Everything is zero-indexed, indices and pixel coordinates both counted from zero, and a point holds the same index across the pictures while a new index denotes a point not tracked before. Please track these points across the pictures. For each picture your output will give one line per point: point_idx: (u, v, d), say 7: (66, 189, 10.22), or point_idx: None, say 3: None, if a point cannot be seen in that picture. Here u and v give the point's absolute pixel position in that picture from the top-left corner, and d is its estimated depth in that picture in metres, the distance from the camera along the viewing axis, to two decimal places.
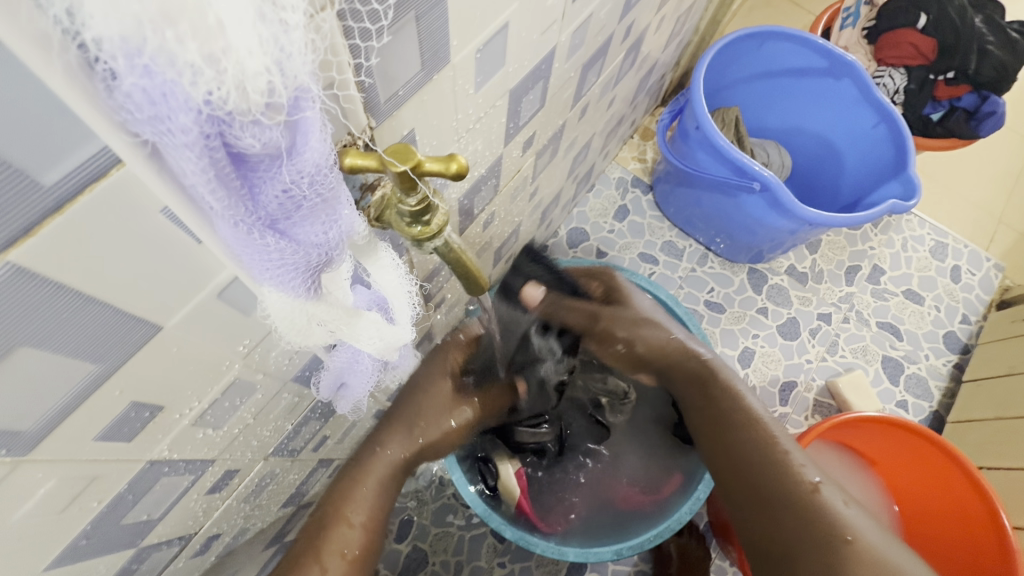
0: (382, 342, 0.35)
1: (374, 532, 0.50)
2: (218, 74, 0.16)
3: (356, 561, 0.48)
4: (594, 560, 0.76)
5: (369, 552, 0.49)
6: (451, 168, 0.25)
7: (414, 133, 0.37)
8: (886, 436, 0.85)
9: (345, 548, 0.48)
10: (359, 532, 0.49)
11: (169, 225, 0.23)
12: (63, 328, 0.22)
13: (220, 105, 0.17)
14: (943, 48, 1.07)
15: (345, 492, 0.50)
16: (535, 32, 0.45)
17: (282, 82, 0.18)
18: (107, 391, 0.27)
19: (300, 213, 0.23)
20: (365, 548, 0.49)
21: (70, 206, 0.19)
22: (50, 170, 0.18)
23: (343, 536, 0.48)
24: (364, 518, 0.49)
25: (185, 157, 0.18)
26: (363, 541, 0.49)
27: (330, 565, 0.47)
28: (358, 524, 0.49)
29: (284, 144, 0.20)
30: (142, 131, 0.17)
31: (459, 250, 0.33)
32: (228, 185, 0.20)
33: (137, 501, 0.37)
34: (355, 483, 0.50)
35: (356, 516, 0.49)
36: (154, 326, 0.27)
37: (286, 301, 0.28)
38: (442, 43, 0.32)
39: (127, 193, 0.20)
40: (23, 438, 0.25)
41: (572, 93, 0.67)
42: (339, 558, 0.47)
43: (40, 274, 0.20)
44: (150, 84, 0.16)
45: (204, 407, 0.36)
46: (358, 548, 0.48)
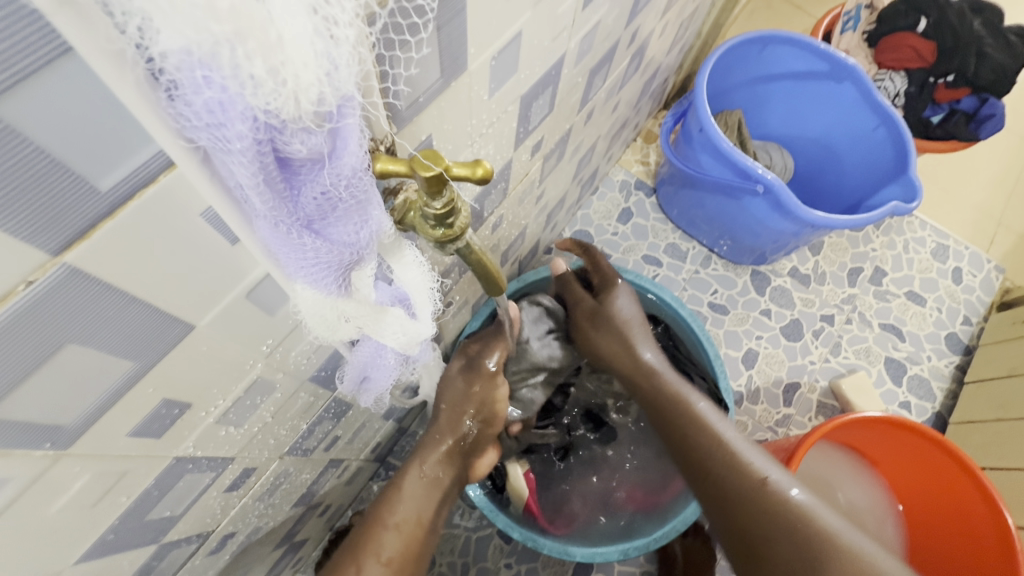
0: (405, 336, 0.36)
1: (408, 537, 0.51)
2: (276, 86, 0.17)
3: (396, 566, 0.49)
4: (601, 560, 0.76)
5: (409, 557, 0.50)
6: (477, 173, 0.26)
7: (432, 138, 0.38)
8: (889, 436, 0.86)
9: (380, 549, 0.49)
10: (396, 534, 0.51)
11: (208, 226, 0.24)
12: (105, 327, 0.23)
13: (274, 114, 0.18)
14: (943, 50, 1.08)
15: (383, 501, 0.54)
16: (546, 40, 0.46)
17: (331, 93, 0.19)
18: (141, 388, 0.28)
19: (336, 214, 0.24)
20: (405, 552, 0.50)
21: (123, 209, 0.20)
22: (107, 174, 0.19)
23: (381, 539, 0.50)
24: (398, 519, 0.52)
25: (238, 162, 0.19)
26: (397, 545, 0.50)
27: (366, 566, 0.48)
28: (393, 526, 0.51)
29: (326, 149, 0.21)
30: (199, 137, 0.18)
31: (479, 251, 0.34)
32: (273, 188, 0.21)
33: (162, 496, 0.38)
34: (394, 490, 0.55)
35: (396, 518, 0.52)
36: (188, 324, 0.28)
37: (317, 298, 0.29)
38: (461, 52, 0.33)
39: (175, 196, 0.21)
40: (65, 433, 0.26)
41: (579, 98, 0.69)
42: (374, 560, 0.48)
43: (92, 273, 0.21)
44: (212, 94, 0.17)
45: (227, 405, 0.37)
46: (398, 551, 0.50)
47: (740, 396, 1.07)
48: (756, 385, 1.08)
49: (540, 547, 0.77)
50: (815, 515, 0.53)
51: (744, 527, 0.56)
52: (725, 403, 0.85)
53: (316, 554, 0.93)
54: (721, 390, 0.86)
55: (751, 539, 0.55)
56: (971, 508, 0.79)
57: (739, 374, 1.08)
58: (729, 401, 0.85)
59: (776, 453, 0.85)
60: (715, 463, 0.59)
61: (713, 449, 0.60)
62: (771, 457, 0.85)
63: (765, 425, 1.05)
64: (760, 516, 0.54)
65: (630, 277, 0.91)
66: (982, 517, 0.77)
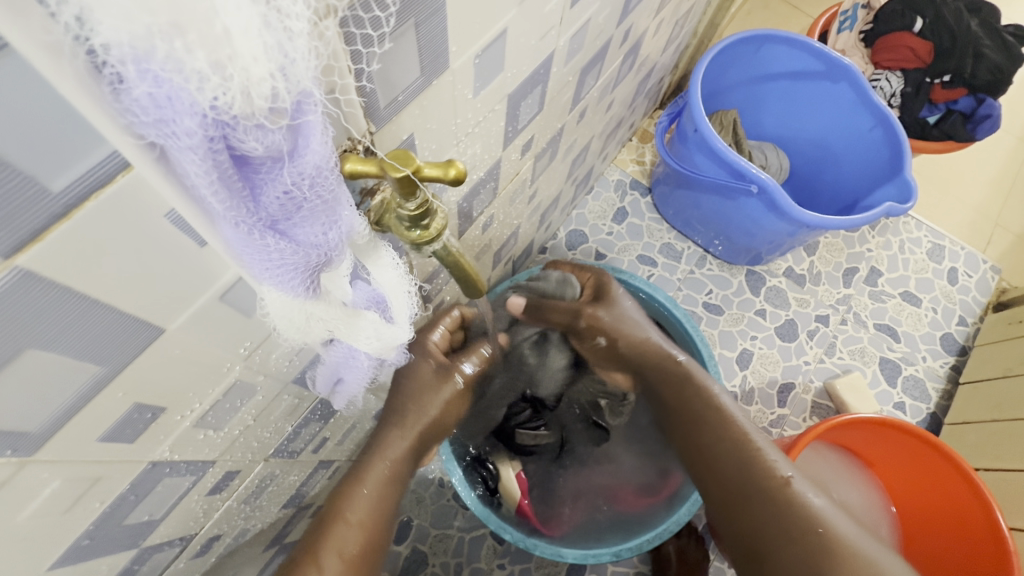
0: (379, 341, 0.36)
1: (371, 533, 0.52)
2: (223, 81, 0.17)
3: (354, 561, 0.50)
4: (593, 561, 0.76)
5: (368, 551, 0.51)
6: (449, 174, 0.26)
7: (414, 137, 0.37)
8: (885, 437, 0.85)
9: (341, 547, 0.50)
10: (358, 530, 0.51)
11: (173, 227, 0.23)
12: (68, 330, 0.23)
13: (224, 109, 0.18)
14: (940, 52, 1.07)
15: (343, 494, 0.53)
16: (534, 38, 0.45)
17: (285, 88, 0.19)
18: (110, 393, 0.27)
19: (301, 214, 0.23)
20: (363, 546, 0.51)
21: (77, 211, 0.19)
22: (59, 175, 0.18)
23: (341, 535, 0.51)
24: (361, 517, 0.52)
25: (190, 160, 0.18)
26: (359, 542, 0.51)
27: (326, 564, 0.49)
28: (355, 523, 0.52)
29: (286, 147, 0.21)
30: (147, 134, 0.17)
31: (457, 253, 0.34)
32: (232, 188, 0.20)
33: (140, 501, 0.37)
34: (356, 483, 0.54)
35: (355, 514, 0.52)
36: (157, 327, 0.27)
37: (285, 300, 0.28)
38: (442, 49, 0.33)
39: (134, 195, 0.21)
40: (29, 439, 0.25)
41: (571, 97, 0.68)
42: (335, 557, 0.50)
43: (47, 277, 0.20)
44: (158, 90, 0.16)
45: (205, 408, 0.36)
46: (357, 548, 0.51)
47: (734, 396, 1.07)
48: (750, 386, 1.07)
49: (531, 547, 0.76)
50: (834, 524, 0.54)
51: (759, 532, 0.56)
52: None
53: None
54: None
55: (762, 543, 0.56)
56: (966, 510, 0.79)
57: (734, 375, 1.08)
58: (722, 402, 0.84)
59: None
60: (738, 465, 0.59)
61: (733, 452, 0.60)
62: None
63: (759, 425, 1.05)
64: (779, 522, 0.55)
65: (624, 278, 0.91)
66: (977, 520, 0.77)
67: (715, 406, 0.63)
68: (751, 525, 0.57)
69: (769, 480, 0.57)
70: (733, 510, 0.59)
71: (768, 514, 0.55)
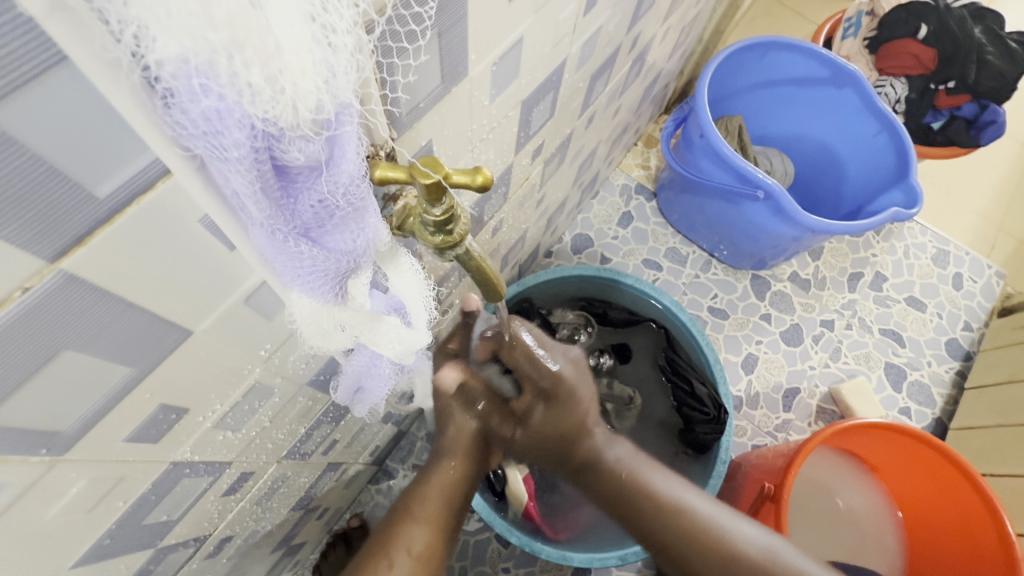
0: (401, 346, 0.36)
1: (437, 532, 0.51)
2: (274, 94, 0.18)
3: (423, 559, 0.50)
4: (599, 565, 0.76)
5: (435, 552, 0.51)
6: (476, 180, 0.26)
7: (432, 143, 0.37)
8: (890, 442, 0.85)
9: (410, 545, 0.50)
10: (425, 527, 0.51)
11: (206, 232, 0.24)
12: (102, 332, 0.23)
13: (272, 121, 0.18)
14: (943, 58, 1.08)
15: (415, 493, 0.53)
16: (547, 46, 0.46)
17: (329, 100, 0.19)
18: (138, 394, 0.28)
19: (333, 222, 0.24)
20: (433, 545, 0.51)
21: (120, 216, 0.20)
22: (103, 181, 0.19)
23: (410, 533, 0.50)
24: (428, 515, 0.52)
25: (235, 170, 0.19)
26: (426, 540, 0.50)
27: (396, 561, 0.49)
28: (422, 520, 0.51)
29: (324, 157, 0.21)
30: (195, 146, 0.18)
31: (479, 257, 0.34)
32: (271, 196, 0.21)
33: (159, 501, 0.38)
34: (425, 482, 0.54)
35: (424, 512, 0.52)
36: (185, 330, 0.28)
37: (313, 305, 0.29)
38: (461, 58, 0.33)
39: (172, 202, 0.21)
40: (61, 439, 0.25)
41: (580, 103, 0.69)
42: (404, 554, 0.49)
43: (88, 280, 0.21)
44: (210, 103, 0.17)
45: (225, 410, 0.37)
46: (424, 546, 0.50)
47: (739, 401, 1.07)
48: (755, 391, 1.08)
49: (539, 551, 0.76)
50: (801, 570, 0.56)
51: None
52: (725, 408, 0.84)
53: (314, 557, 0.92)
54: (720, 396, 0.85)
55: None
56: (971, 514, 0.79)
57: (739, 379, 1.08)
58: (729, 407, 0.84)
59: (775, 459, 0.85)
60: (692, 549, 0.57)
61: (687, 531, 0.57)
62: (771, 463, 0.85)
63: (764, 430, 1.05)
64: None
65: (630, 282, 0.91)
66: (983, 524, 0.77)
67: (650, 489, 0.58)
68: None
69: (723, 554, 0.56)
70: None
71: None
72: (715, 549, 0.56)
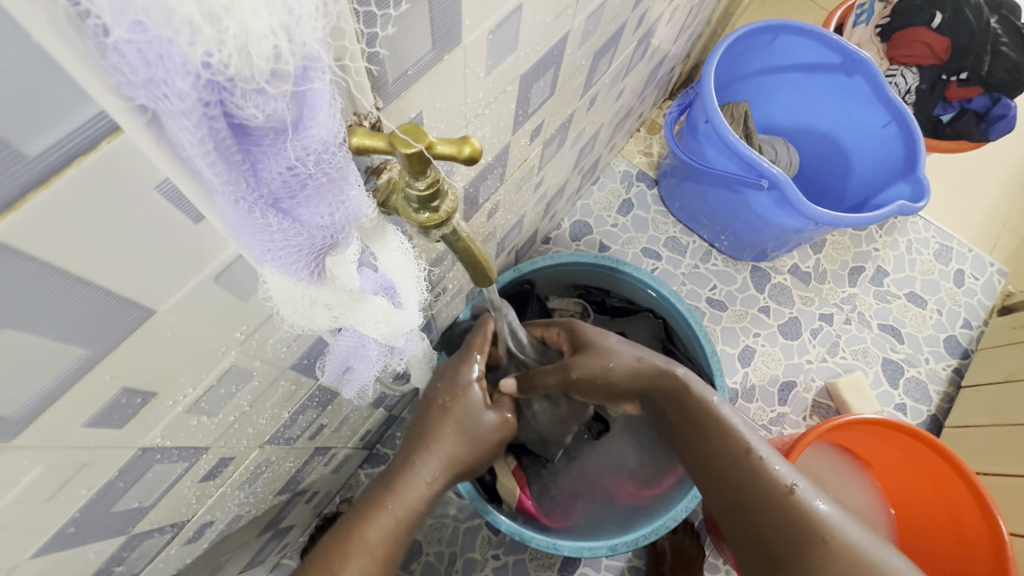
0: (387, 327, 0.34)
1: (383, 563, 0.48)
2: (219, 34, 0.15)
3: None
4: (588, 554, 0.75)
5: None
6: (463, 152, 0.24)
7: (422, 114, 0.35)
8: (886, 439, 0.84)
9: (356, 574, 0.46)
10: (371, 558, 0.47)
11: (166, 201, 0.22)
12: (48, 309, 0.21)
13: (221, 70, 0.16)
14: (957, 48, 1.04)
15: (369, 512, 0.49)
16: (548, 16, 0.43)
17: (288, 49, 0.17)
18: (97, 375, 0.26)
19: (305, 193, 0.21)
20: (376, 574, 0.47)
21: (59, 179, 0.18)
22: (35, 137, 0.16)
23: (355, 558, 0.46)
24: (380, 544, 0.48)
25: (184, 127, 0.17)
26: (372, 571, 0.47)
27: None
28: (375, 551, 0.47)
29: (289, 117, 0.19)
30: (136, 95, 0.16)
31: (467, 238, 0.32)
32: (230, 160, 0.18)
33: (129, 487, 0.36)
34: (380, 505, 0.50)
35: (373, 540, 0.48)
36: (148, 309, 0.26)
37: (288, 284, 0.27)
38: (456, 22, 0.31)
39: (119, 164, 0.19)
40: (9, 424, 0.23)
41: (583, 81, 0.66)
42: None
43: (25, 251, 0.18)
44: (145, 42, 0.14)
45: (199, 394, 0.35)
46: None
47: (735, 393, 1.05)
48: (751, 383, 1.06)
49: (528, 540, 0.75)
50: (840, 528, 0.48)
51: (779, 557, 0.49)
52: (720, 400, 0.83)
53: (302, 540, 0.92)
54: (716, 388, 0.84)
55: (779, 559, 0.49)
56: (961, 509, 0.79)
57: (735, 371, 1.07)
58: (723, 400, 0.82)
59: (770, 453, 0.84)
60: (740, 473, 0.53)
61: (741, 456, 0.53)
62: None
63: (759, 423, 1.04)
64: (791, 538, 0.49)
65: (630, 271, 0.89)
66: (974, 519, 0.77)
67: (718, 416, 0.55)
68: (772, 553, 0.50)
69: (775, 490, 0.51)
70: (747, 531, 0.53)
71: (779, 526, 0.50)
72: (765, 477, 0.51)
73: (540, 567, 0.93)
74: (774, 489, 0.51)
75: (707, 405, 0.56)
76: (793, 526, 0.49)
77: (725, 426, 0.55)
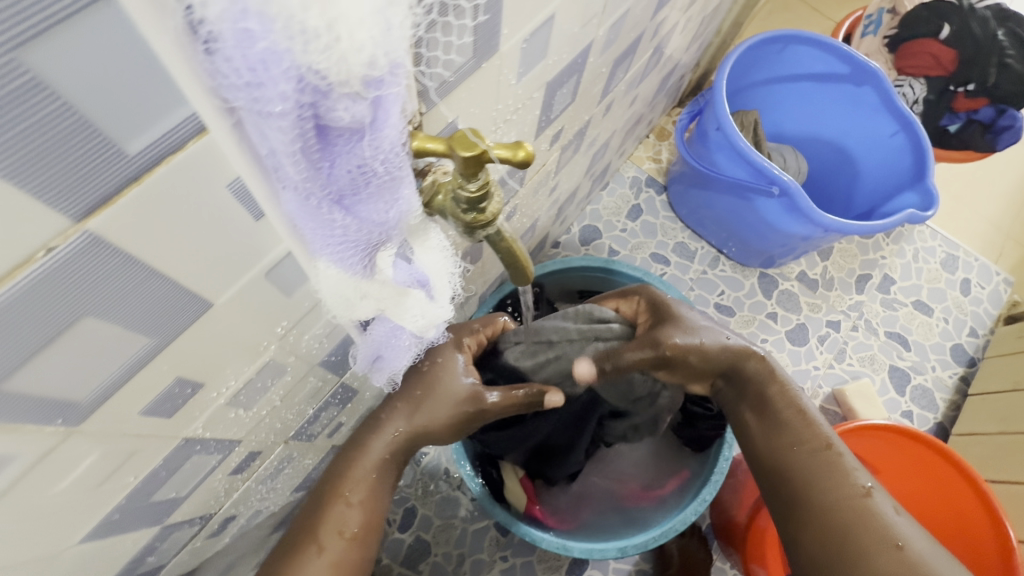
0: (424, 319, 0.36)
1: (373, 511, 0.48)
2: (328, 43, 0.16)
3: (358, 540, 0.47)
4: (598, 556, 0.75)
5: (371, 528, 0.48)
6: (518, 156, 0.25)
7: (458, 121, 0.36)
8: (904, 452, 0.84)
9: (342, 527, 0.47)
10: (357, 509, 0.48)
11: (234, 198, 0.23)
12: (123, 300, 0.22)
13: (321, 74, 0.17)
14: (964, 60, 1.05)
15: (342, 471, 0.49)
16: (576, 25, 0.44)
17: (381, 57, 0.18)
18: (156, 366, 0.27)
19: (368, 191, 0.23)
20: (367, 524, 0.48)
21: (149, 176, 0.19)
22: (135, 137, 0.17)
23: (342, 514, 0.47)
24: (362, 497, 0.48)
25: (276, 127, 0.18)
26: (362, 520, 0.48)
27: (328, 544, 0.46)
28: (356, 502, 0.48)
29: (367, 120, 0.20)
30: (235, 98, 0.17)
31: (509, 238, 0.33)
32: (310, 157, 0.20)
33: (168, 478, 0.37)
34: (351, 461, 0.49)
35: (353, 493, 0.48)
36: (206, 302, 0.27)
37: (339, 277, 0.28)
38: (495, 31, 0.32)
39: (202, 162, 0.20)
40: (79, 409, 0.25)
41: (601, 89, 0.67)
42: (337, 536, 0.46)
43: (113, 243, 0.20)
44: (255, 51, 0.16)
45: (239, 386, 0.36)
46: (361, 526, 0.47)
47: None
48: None
49: (540, 541, 0.76)
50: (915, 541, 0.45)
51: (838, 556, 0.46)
52: None
53: None
54: None
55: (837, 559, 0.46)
56: (970, 518, 0.80)
57: None
58: None
59: None
60: (814, 467, 0.51)
61: (817, 452, 0.52)
62: None
63: None
64: (859, 539, 0.46)
65: (625, 268, 0.90)
66: (983, 531, 0.78)
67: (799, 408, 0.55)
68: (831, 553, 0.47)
69: (850, 488, 0.49)
70: (803, 528, 0.50)
71: (847, 525, 0.47)
72: (841, 473, 0.50)
73: (549, 568, 0.94)
74: (850, 487, 0.49)
75: (789, 395, 0.56)
76: (865, 528, 0.46)
77: (807, 418, 0.54)
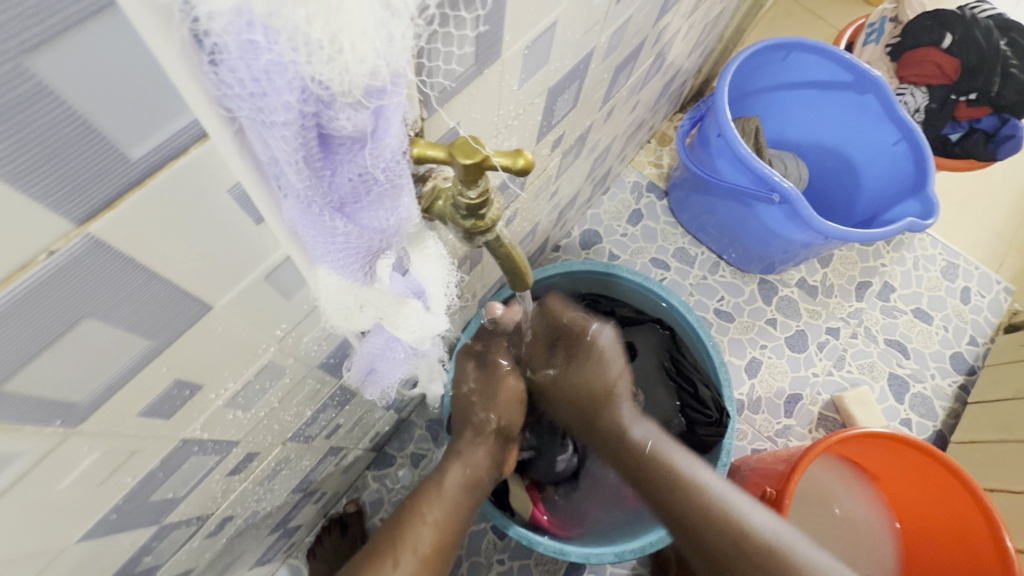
0: (420, 330, 0.36)
1: (443, 534, 0.52)
2: (332, 54, 0.17)
3: (427, 560, 0.50)
4: (595, 561, 0.74)
5: (440, 551, 0.51)
6: (517, 164, 0.26)
7: (459, 126, 0.36)
8: (892, 452, 0.85)
9: (416, 544, 0.50)
10: (431, 529, 0.51)
11: (235, 203, 0.23)
12: (123, 303, 0.22)
13: (323, 86, 0.18)
14: (968, 69, 1.06)
15: (423, 494, 0.54)
16: (578, 32, 0.45)
17: (384, 67, 0.18)
18: (154, 367, 0.27)
19: (369, 199, 0.23)
20: (436, 546, 0.51)
21: (151, 179, 0.19)
22: (138, 142, 0.18)
23: (416, 533, 0.50)
24: (435, 517, 0.52)
25: (279, 137, 0.18)
26: (432, 540, 0.51)
27: (402, 560, 0.48)
28: (429, 521, 0.52)
29: (369, 129, 0.20)
30: (238, 107, 0.17)
31: (508, 244, 0.33)
32: (312, 166, 0.20)
33: (167, 477, 0.37)
34: (433, 486, 0.55)
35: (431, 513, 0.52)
36: (206, 305, 0.27)
37: (339, 284, 0.28)
38: (497, 38, 0.32)
39: (204, 167, 0.20)
40: (77, 410, 0.25)
41: (603, 94, 0.68)
42: (409, 554, 0.49)
43: (113, 246, 0.20)
44: (260, 62, 0.16)
45: (238, 388, 0.36)
46: (429, 544, 0.50)
47: (741, 404, 1.06)
48: (758, 395, 1.07)
49: (538, 546, 0.75)
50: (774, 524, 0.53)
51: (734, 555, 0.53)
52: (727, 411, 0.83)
53: (309, 540, 0.93)
54: (723, 399, 0.84)
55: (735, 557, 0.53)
56: (966, 519, 0.79)
57: (742, 382, 1.08)
58: (731, 410, 0.82)
59: (776, 464, 0.84)
60: None
61: None
62: (772, 468, 0.84)
63: (765, 434, 1.04)
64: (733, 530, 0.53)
65: (624, 272, 0.90)
66: (978, 528, 0.77)
67: None
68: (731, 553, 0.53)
69: None
70: None
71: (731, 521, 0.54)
72: None
73: (546, 572, 0.94)
74: None
75: None
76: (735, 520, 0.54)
77: None
